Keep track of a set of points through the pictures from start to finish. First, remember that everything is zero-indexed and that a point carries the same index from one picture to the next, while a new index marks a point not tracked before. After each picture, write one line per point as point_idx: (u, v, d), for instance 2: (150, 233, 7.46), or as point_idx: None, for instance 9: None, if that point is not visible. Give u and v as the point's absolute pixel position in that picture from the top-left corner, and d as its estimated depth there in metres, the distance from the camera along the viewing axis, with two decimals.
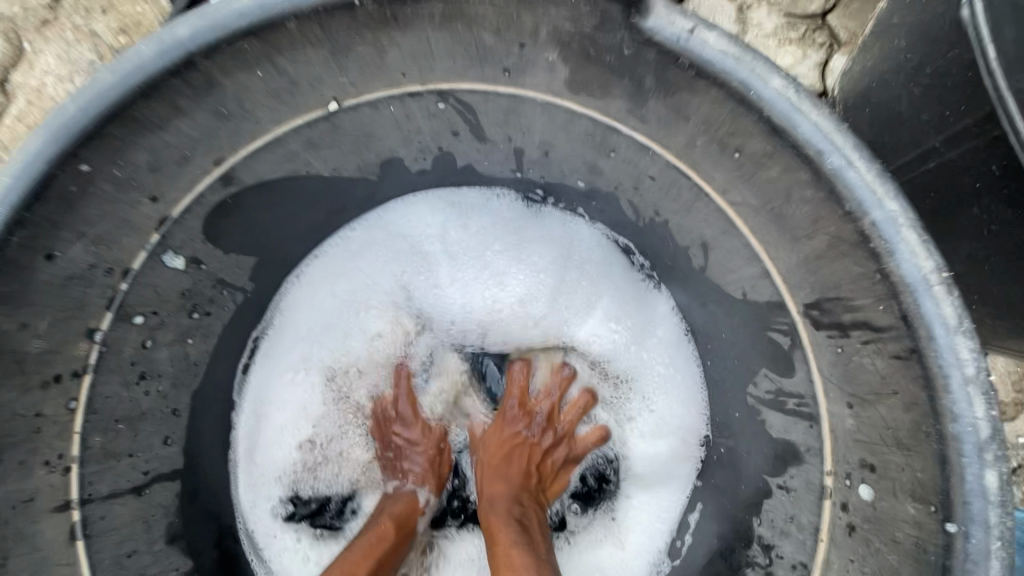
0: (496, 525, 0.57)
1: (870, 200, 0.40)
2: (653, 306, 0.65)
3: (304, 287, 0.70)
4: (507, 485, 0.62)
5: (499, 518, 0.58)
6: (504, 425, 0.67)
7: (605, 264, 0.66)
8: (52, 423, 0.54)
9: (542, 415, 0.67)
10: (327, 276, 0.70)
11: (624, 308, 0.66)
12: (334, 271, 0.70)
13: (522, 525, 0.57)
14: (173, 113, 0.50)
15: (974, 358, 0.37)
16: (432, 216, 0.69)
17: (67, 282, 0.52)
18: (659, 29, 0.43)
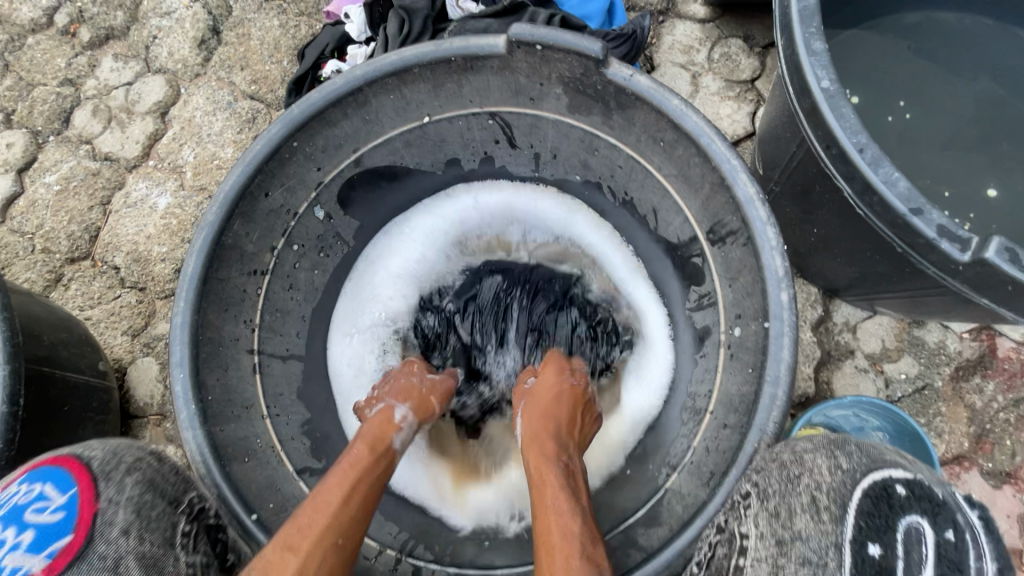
0: (547, 480, 0.78)
1: (724, 158, 0.73)
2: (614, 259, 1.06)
3: (391, 236, 1.09)
4: (557, 422, 0.87)
5: (548, 483, 0.78)
6: (552, 381, 0.94)
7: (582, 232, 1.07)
8: (250, 296, 0.87)
9: (580, 373, 0.97)
10: (406, 234, 1.09)
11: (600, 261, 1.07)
12: (416, 225, 1.09)
13: (565, 468, 0.80)
14: (342, 116, 0.87)
15: (776, 238, 0.70)
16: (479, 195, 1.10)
17: (269, 213, 0.87)
18: (615, 75, 0.79)
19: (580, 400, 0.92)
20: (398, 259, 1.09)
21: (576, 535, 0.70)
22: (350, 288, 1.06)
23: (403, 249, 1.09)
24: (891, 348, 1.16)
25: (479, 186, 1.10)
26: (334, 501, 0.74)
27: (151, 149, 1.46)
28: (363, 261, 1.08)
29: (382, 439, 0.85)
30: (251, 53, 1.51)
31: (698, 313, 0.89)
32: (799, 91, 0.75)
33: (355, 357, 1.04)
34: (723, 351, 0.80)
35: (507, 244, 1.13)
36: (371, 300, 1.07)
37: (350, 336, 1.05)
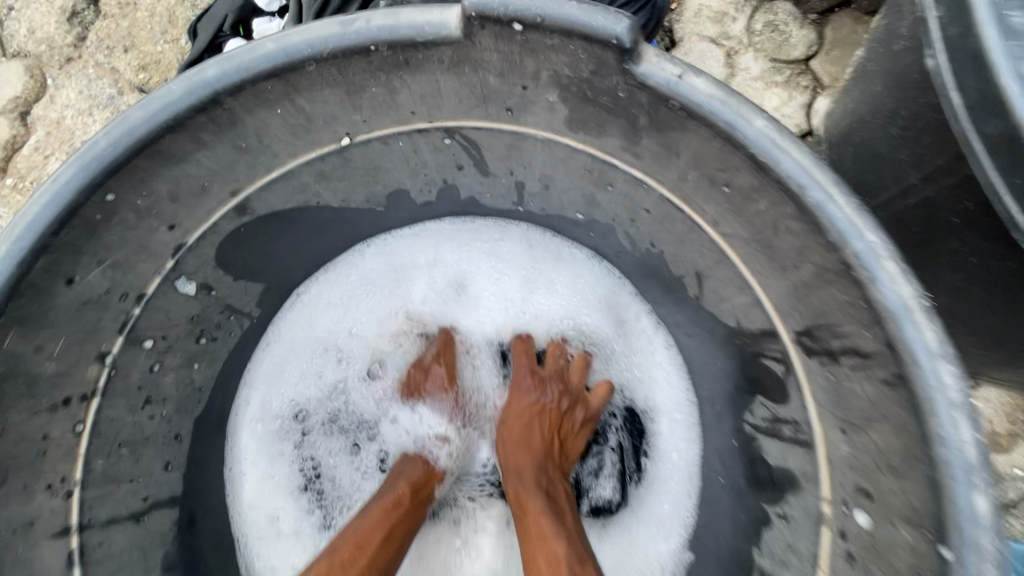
0: (525, 495, 0.63)
1: (852, 231, 0.41)
2: (635, 340, 0.73)
3: (310, 294, 0.77)
4: (534, 448, 0.68)
5: (528, 500, 0.63)
6: (520, 395, 0.71)
7: (580, 297, 0.76)
8: (58, 445, 0.54)
9: (553, 379, 0.72)
10: (336, 291, 0.77)
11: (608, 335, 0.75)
12: (347, 284, 0.78)
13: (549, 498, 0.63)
14: (194, 146, 0.52)
15: (958, 386, 0.38)
16: (439, 236, 0.78)
17: (82, 306, 0.53)
18: (652, 75, 0.45)
19: (558, 409, 0.70)
20: (321, 329, 0.77)
21: (561, 560, 0.55)
22: (255, 375, 0.75)
23: (330, 316, 0.78)
24: (1001, 434, 0.86)
25: (435, 228, 0.77)
26: (374, 542, 0.60)
27: (7, 162, 1.10)
28: (272, 337, 0.76)
29: (425, 483, 0.69)
30: (138, 29, 1.13)
31: (770, 441, 0.58)
32: (978, 103, 0.43)
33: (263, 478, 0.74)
34: (828, 534, 0.49)
35: (476, 298, 0.79)
36: (283, 390, 0.76)
37: (247, 445, 0.74)
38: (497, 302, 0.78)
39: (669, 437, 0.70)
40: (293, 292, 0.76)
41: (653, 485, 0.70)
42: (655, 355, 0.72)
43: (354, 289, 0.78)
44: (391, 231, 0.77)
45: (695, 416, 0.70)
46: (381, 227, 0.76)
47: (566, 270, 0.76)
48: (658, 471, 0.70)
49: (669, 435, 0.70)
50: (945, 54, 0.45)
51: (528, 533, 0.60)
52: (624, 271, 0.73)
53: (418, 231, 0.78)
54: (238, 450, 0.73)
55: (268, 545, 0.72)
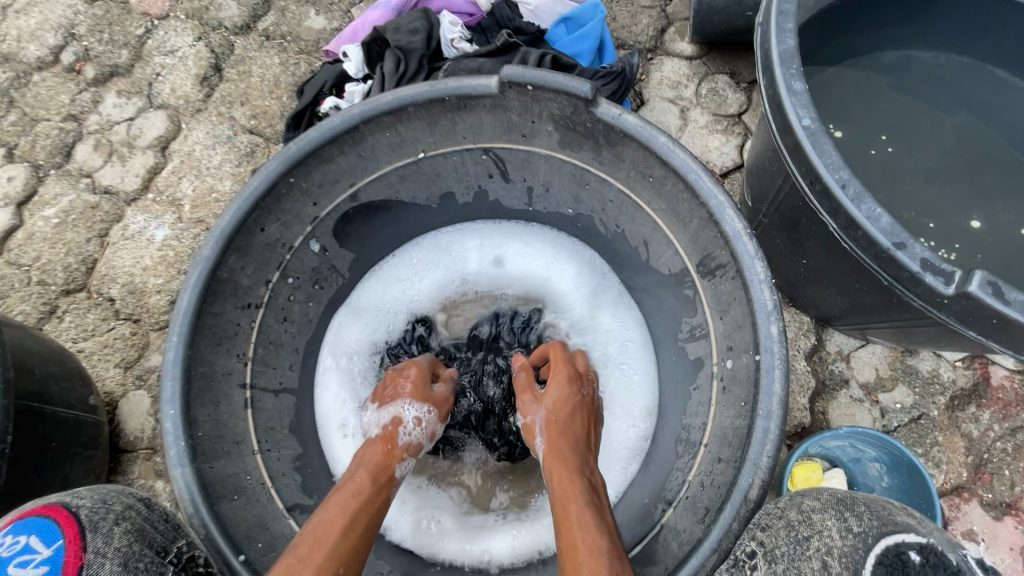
0: (568, 482, 0.82)
1: (712, 194, 0.75)
2: (606, 306, 1.07)
3: (386, 266, 1.12)
4: (576, 432, 0.90)
5: (571, 497, 0.80)
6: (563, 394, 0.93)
7: (570, 278, 1.10)
8: (243, 330, 0.87)
9: (587, 383, 0.97)
10: (402, 268, 1.13)
11: (591, 300, 1.08)
12: (408, 262, 1.13)
13: (588, 485, 0.82)
14: (338, 153, 0.89)
15: (764, 271, 0.71)
16: (475, 231, 1.14)
17: (264, 247, 0.88)
18: (604, 113, 0.81)
19: (584, 404, 0.93)
20: (392, 291, 1.12)
21: (603, 541, 0.72)
22: (341, 321, 1.08)
23: (395, 284, 1.12)
24: (885, 377, 1.16)
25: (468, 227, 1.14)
26: (337, 527, 0.77)
27: (150, 182, 1.48)
28: (355, 297, 1.10)
29: (383, 467, 0.88)
30: (251, 89, 1.55)
31: (690, 344, 0.90)
32: (783, 129, 0.78)
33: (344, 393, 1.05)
34: (716, 383, 0.80)
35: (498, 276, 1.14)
36: (363, 334, 1.09)
37: (332, 369, 1.05)
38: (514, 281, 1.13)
39: (624, 372, 1.02)
40: (373, 264, 1.10)
41: (614, 414, 1.01)
42: (621, 312, 1.05)
43: (416, 267, 1.13)
44: (441, 222, 1.12)
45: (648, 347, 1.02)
46: (435, 219, 1.11)
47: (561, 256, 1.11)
48: (625, 389, 1.01)
49: (631, 364, 1.02)
50: (769, 104, 0.81)
51: (567, 516, 0.78)
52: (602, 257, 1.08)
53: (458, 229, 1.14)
54: (323, 371, 1.04)
55: (338, 438, 1.01)
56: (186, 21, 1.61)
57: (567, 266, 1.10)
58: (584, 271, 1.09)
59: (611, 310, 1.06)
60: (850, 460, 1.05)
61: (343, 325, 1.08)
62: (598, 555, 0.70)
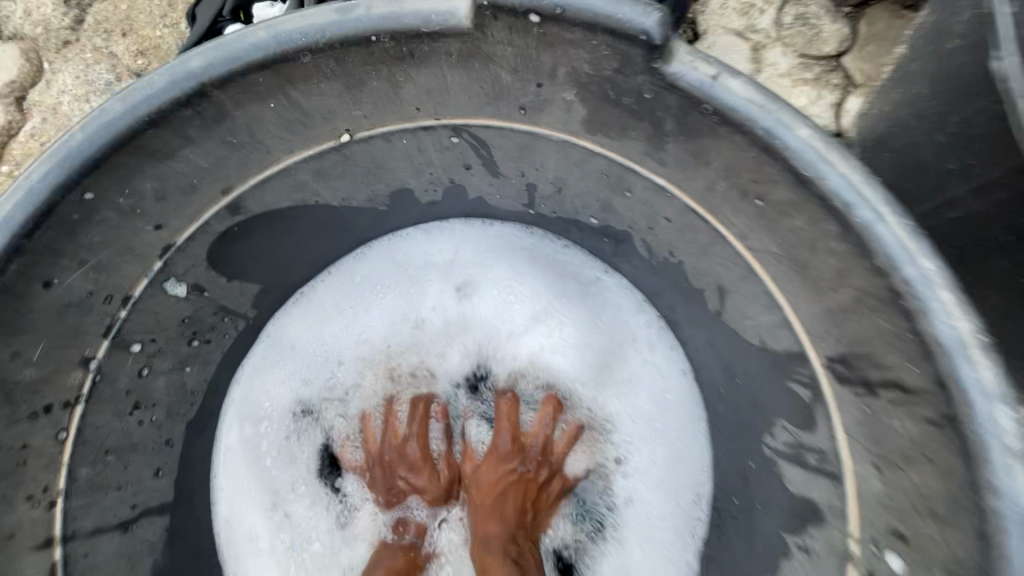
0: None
1: (904, 256, 0.37)
2: (658, 365, 0.68)
3: (320, 288, 0.73)
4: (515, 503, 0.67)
5: None
6: (497, 461, 0.69)
7: (606, 315, 0.70)
8: (40, 454, 0.52)
9: (536, 448, 0.70)
10: (336, 291, 0.73)
11: (623, 343, 0.70)
12: (345, 281, 0.73)
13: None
14: (181, 142, 0.49)
15: (1017, 431, 0.34)
16: (458, 233, 0.73)
17: (62, 311, 0.50)
18: (683, 75, 0.41)
19: (528, 475, 0.69)
20: (331, 327, 0.74)
21: None
22: (243, 377, 0.70)
23: (327, 315, 0.74)
24: None
25: (436, 226, 0.73)
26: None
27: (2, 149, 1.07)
28: (262, 338, 0.71)
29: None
30: (137, 13, 1.09)
31: (792, 468, 0.55)
32: None
33: (246, 492, 0.69)
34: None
35: (478, 298, 0.74)
36: (275, 393, 0.71)
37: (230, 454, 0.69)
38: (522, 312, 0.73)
39: (669, 477, 0.67)
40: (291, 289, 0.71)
41: (652, 527, 0.66)
42: (670, 367, 0.68)
43: (357, 289, 0.74)
44: (394, 230, 0.73)
45: (704, 422, 0.67)
46: (384, 226, 0.71)
47: (578, 274, 0.71)
48: (672, 491, 0.66)
49: (680, 452, 0.67)
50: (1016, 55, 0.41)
51: None
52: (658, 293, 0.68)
53: (420, 229, 0.73)
54: (223, 459, 0.69)
55: (252, 564, 0.68)
56: None
57: (587, 288, 0.71)
58: (613, 299, 0.71)
59: (650, 362, 0.69)
60: None
61: (253, 382, 0.70)
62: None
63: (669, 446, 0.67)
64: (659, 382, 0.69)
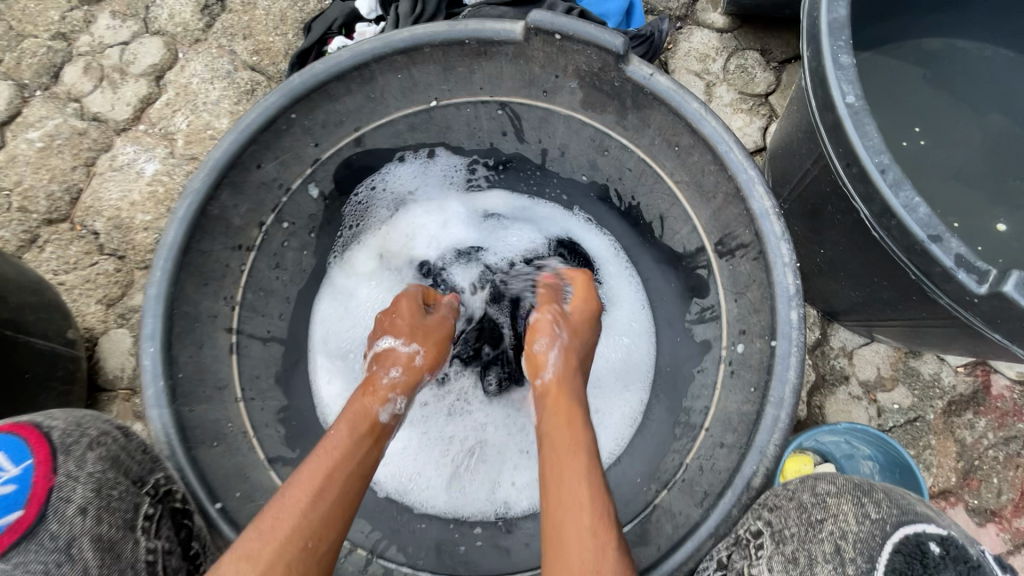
0: (577, 435, 0.73)
1: (742, 169, 0.70)
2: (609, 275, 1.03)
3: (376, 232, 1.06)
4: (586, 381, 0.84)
5: (580, 441, 0.72)
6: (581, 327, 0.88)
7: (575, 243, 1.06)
8: (232, 273, 0.82)
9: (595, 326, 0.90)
10: (398, 229, 1.08)
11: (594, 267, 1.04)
12: (404, 224, 1.08)
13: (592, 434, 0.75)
14: (344, 92, 0.83)
15: (790, 254, 0.67)
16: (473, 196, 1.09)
17: (259, 186, 0.83)
18: (634, 73, 0.75)
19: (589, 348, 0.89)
20: (386, 260, 1.07)
21: (607, 503, 0.66)
22: (332, 280, 1.02)
23: (389, 245, 1.07)
24: (886, 378, 1.14)
25: (468, 190, 1.09)
26: (338, 482, 0.70)
27: (142, 113, 1.40)
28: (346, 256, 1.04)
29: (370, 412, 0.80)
30: (255, 23, 1.45)
31: (698, 326, 0.87)
32: (823, 105, 0.73)
33: (333, 356, 1.00)
34: (723, 366, 0.78)
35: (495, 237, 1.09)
36: (353, 292, 1.03)
37: (323, 330, 1.00)
38: (520, 248, 1.08)
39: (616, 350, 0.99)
40: (368, 223, 1.05)
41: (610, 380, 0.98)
42: (624, 280, 1.02)
43: (413, 228, 1.08)
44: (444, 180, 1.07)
45: (647, 313, 0.99)
46: (436, 176, 1.06)
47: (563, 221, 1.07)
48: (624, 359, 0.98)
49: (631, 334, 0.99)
50: (811, 77, 0.75)
51: (566, 471, 0.69)
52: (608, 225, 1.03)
53: (457, 191, 1.08)
54: (317, 334, 1.00)
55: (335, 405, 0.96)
56: None
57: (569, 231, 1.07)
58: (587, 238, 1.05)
59: (612, 276, 1.03)
60: (843, 457, 1.04)
61: (337, 283, 1.03)
62: (601, 517, 0.64)
63: (623, 331, 0.99)
64: (619, 288, 1.02)
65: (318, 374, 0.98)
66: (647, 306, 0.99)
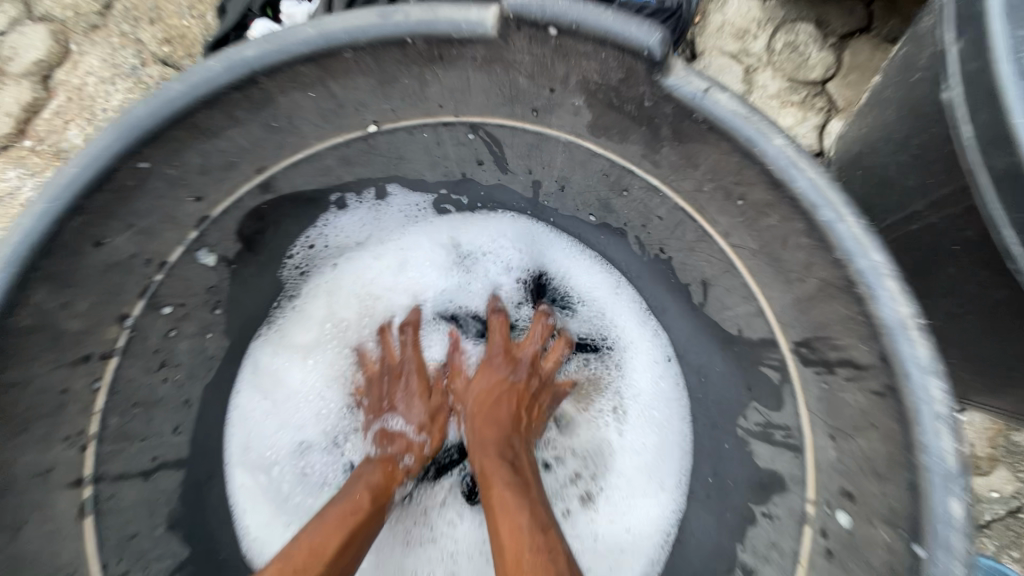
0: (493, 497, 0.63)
1: (858, 251, 0.43)
2: (628, 341, 0.77)
3: (320, 297, 0.78)
4: (498, 430, 0.69)
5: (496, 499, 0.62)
6: (490, 372, 0.74)
7: (580, 294, 0.79)
8: (76, 401, 0.56)
9: (526, 361, 0.74)
10: (343, 284, 0.79)
11: (607, 324, 0.78)
12: (351, 277, 0.79)
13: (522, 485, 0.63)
14: (228, 122, 0.54)
15: (947, 399, 0.39)
16: (449, 237, 0.80)
17: (108, 269, 0.55)
18: (678, 88, 0.47)
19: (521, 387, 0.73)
20: (328, 327, 0.78)
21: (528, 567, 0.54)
22: (251, 364, 0.75)
23: (332, 307, 0.78)
24: (981, 457, 0.89)
25: (436, 228, 0.80)
26: (330, 547, 0.58)
27: (26, 125, 1.10)
28: (273, 329, 0.76)
29: (384, 489, 0.68)
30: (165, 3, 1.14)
31: (761, 446, 0.61)
32: (988, 139, 0.45)
33: (260, 470, 0.73)
34: (811, 537, 0.54)
35: (476, 291, 0.81)
36: (283, 376, 0.76)
37: (240, 435, 0.73)
38: (509, 302, 0.80)
39: (639, 447, 0.74)
40: (300, 281, 0.77)
41: (633, 471, 0.73)
42: (649, 346, 0.75)
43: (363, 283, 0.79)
44: (402, 218, 0.78)
45: (683, 395, 0.73)
46: (390, 213, 0.76)
47: (567, 265, 0.79)
48: (649, 445, 0.73)
49: (656, 416, 0.74)
50: (962, 88, 0.47)
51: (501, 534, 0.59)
52: (627, 273, 0.76)
53: (420, 229, 0.79)
54: (232, 443, 0.73)
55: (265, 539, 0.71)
56: None
57: (576, 278, 0.79)
58: (599, 287, 0.78)
59: (631, 338, 0.77)
60: None
61: (260, 368, 0.75)
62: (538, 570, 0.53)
63: (648, 412, 0.74)
64: (642, 356, 0.76)
65: (236, 498, 0.72)
66: (682, 386, 0.73)
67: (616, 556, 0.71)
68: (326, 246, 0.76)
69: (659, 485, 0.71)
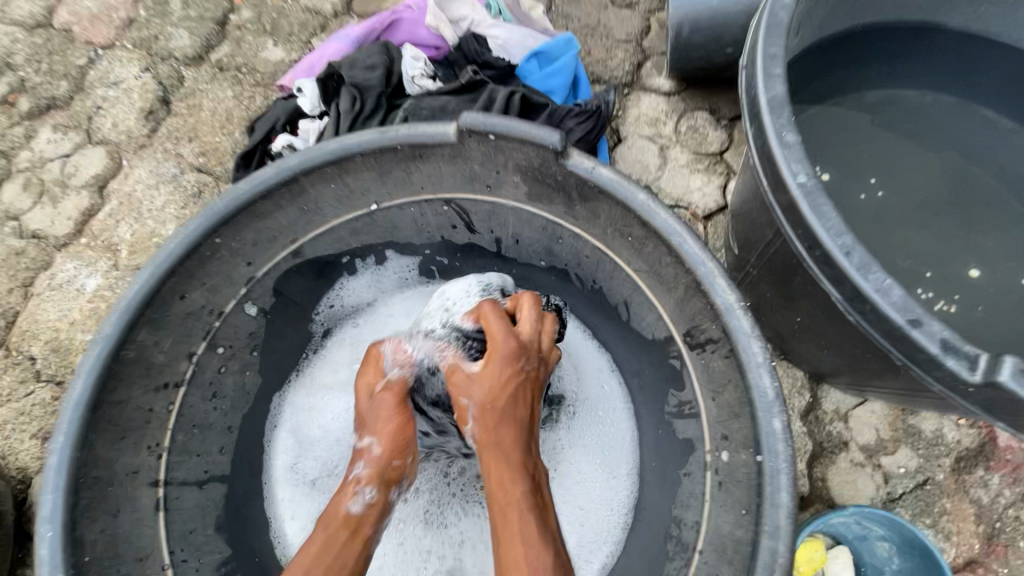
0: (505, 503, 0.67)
1: (699, 261, 0.65)
2: (579, 353, 0.95)
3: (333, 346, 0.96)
4: (506, 432, 0.71)
5: (505, 504, 0.67)
6: (494, 371, 0.74)
7: None
8: (157, 418, 0.75)
9: (528, 354, 0.75)
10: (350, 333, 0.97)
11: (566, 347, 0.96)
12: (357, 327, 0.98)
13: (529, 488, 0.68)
14: (274, 208, 0.78)
15: (762, 352, 0.61)
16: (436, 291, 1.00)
17: (185, 316, 0.76)
18: (576, 167, 0.72)
19: (524, 381, 0.74)
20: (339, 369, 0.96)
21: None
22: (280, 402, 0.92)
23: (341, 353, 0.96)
24: (886, 439, 1.07)
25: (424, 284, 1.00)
26: None
27: (84, 225, 1.34)
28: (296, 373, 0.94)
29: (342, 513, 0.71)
30: (202, 124, 1.43)
31: (679, 421, 0.79)
32: (775, 185, 0.70)
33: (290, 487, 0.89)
34: (709, 477, 0.71)
35: None
36: (304, 410, 0.93)
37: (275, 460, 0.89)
38: None
39: (592, 433, 0.91)
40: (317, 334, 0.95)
41: (593, 461, 0.89)
42: (600, 363, 0.93)
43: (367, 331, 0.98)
44: (397, 278, 0.99)
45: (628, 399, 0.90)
46: (388, 274, 0.98)
47: None
48: (606, 440, 0.90)
49: (609, 417, 0.91)
50: (759, 156, 0.73)
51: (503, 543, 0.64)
52: (576, 307, 0.96)
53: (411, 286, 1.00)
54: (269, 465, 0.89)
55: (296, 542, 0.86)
56: (132, 51, 1.50)
57: None
58: None
59: (585, 357, 0.94)
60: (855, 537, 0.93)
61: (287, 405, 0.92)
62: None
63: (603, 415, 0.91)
64: (594, 370, 0.93)
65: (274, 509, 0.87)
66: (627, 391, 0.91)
67: (583, 532, 0.86)
68: (338, 305, 0.96)
69: (614, 472, 0.88)
